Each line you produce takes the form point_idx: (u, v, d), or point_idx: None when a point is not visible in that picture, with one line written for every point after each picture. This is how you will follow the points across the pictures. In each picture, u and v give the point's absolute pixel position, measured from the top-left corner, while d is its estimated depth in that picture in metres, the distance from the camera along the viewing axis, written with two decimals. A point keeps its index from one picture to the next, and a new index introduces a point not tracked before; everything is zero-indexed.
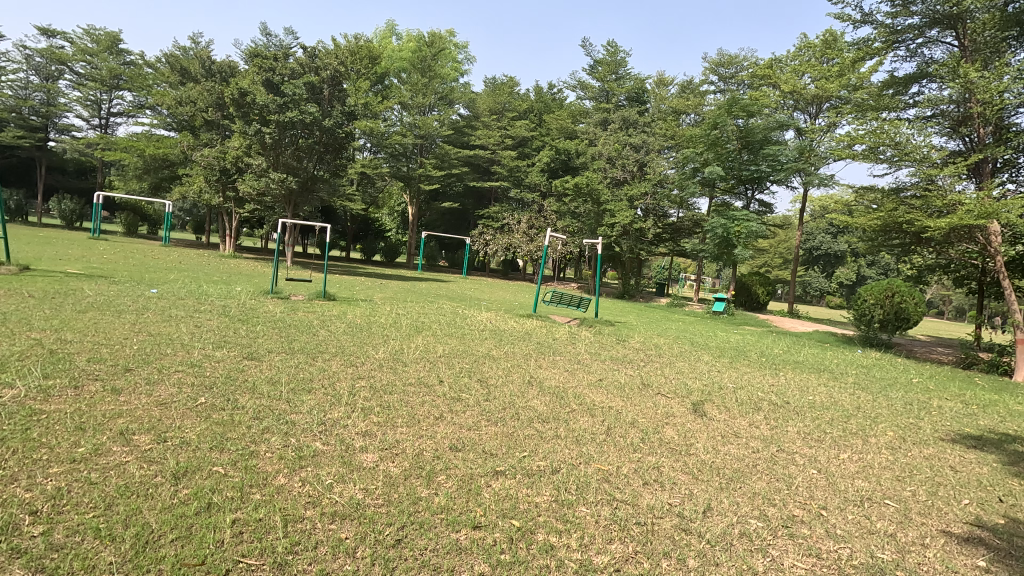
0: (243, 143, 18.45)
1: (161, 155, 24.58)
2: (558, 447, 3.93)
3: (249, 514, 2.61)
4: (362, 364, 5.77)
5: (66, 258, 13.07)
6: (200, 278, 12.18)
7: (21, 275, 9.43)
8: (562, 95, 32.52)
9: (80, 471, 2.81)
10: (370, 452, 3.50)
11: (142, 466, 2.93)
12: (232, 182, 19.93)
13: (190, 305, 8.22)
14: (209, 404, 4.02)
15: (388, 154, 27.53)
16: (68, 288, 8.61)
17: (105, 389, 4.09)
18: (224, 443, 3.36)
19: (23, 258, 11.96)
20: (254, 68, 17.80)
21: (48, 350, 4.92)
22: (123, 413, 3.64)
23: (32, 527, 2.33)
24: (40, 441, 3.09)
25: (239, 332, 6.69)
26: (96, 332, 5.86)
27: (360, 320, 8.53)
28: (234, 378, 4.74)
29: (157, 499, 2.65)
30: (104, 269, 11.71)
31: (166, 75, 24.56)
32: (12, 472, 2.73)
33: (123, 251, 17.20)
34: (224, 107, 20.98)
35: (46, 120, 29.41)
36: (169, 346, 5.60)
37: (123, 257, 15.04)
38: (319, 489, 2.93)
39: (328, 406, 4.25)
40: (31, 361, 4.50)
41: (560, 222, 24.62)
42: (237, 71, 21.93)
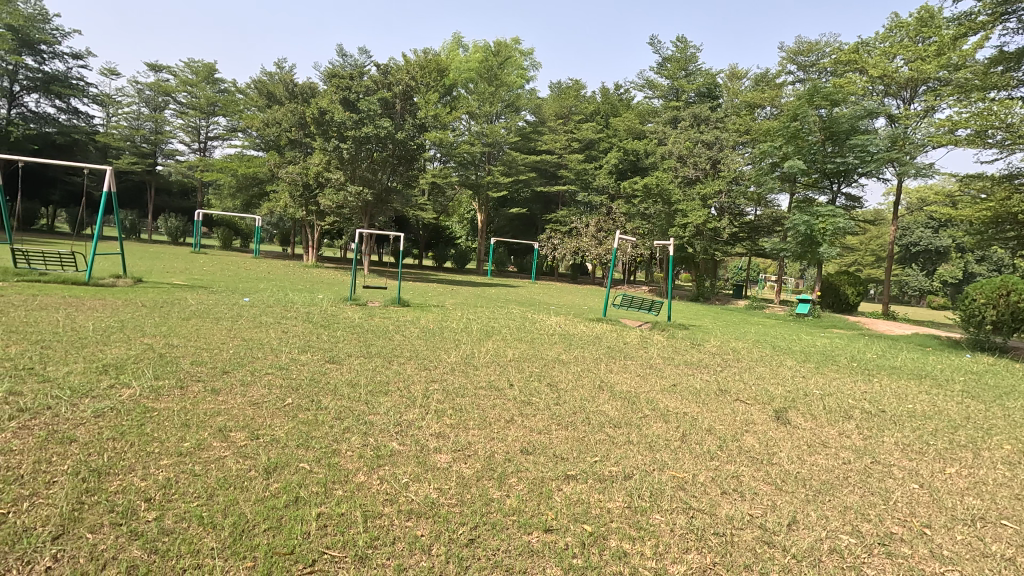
0: (323, 159, 19.50)
1: (251, 174, 26.50)
2: (630, 454, 3.84)
3: (333, 509, 2.75)
4: (435, 367, 5.94)
5: (172, 271, 14.37)
6: (287, 288, 12.93)
7: (135, 287, 10.45)
8: (629, 95, 31.96)
9: (186, 463, 3.08)
10: (444, 453, 3.59)
11: (238, 461, 3.18)
12: (313, 198, 21.10)
13: (278, 313, 8.80)
14: (296, 405, 4.28)
15: (457, 163, 28.31)
16: (174, 298, 9.48)
17: (205, 390, 4.46)
18: (309, 441, 3.56)
19: (137, 272, 13.30)
20: (332, 88, 18.83)
21: (159, 354, 5.44)
22: (221, 412, 3.97)
23: (146, 512, 2.57)
24: (153, 436, 3.42)
25: (322, 338, 7.08)
26: (198, 337, 6.41)
27: (433, 326, 8.79)
28: (318, 380, 5.02)
29: (251, 491, 2.85)
30: (204, 281, 12.74)
31: (254, 99, 26.54)
32: (130, 463, 3.04)
33: (219, 264, 18.68)
34: (306, 126, 22.36)
35: (155, 147, 32.40)
36: (262, 350, 6.03)
37: (220, 269, 16.35)
38: (396, 487, 3.05)
39: (403, 408, 4.42)
40: (146, 363, 5.02)
41: (630, 224, 24.19)
42: (317, 91, 23.38)
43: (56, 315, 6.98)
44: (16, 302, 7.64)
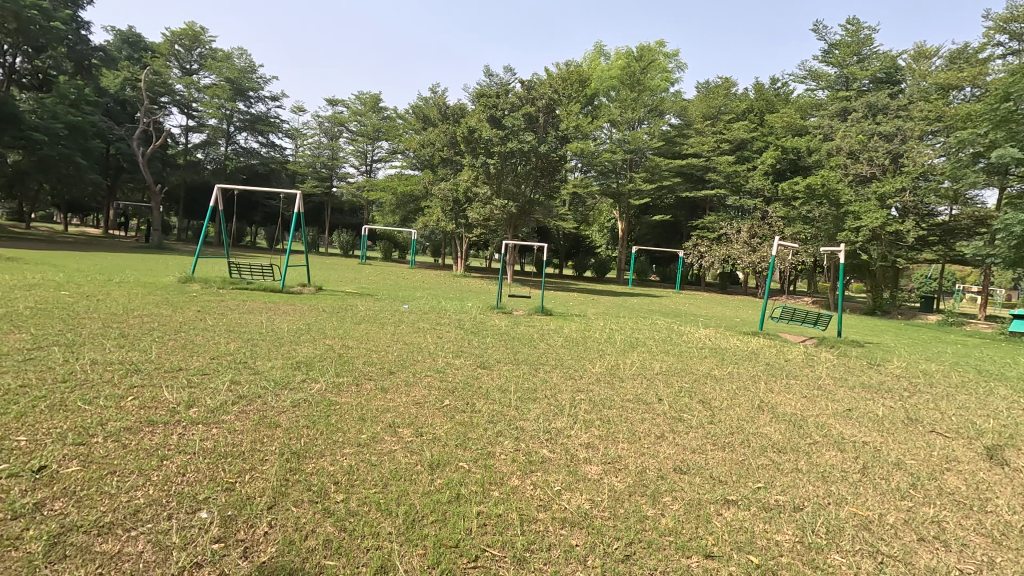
0: (471, 175, 20.65)
1: (409, 192, 29.06)
2: (799, 483, 3.49)
3: (491, 509, 2.89)
4: (581, 377, 5.97)
5: (345, 281, 16.25)
6: (440, 296, 13.89)
7: (318, 294, 12.01)
8: (788, 88, 29.30)
9: (364, 453, 3.46)
10: (594, 464, 3.59)
11: (407, 454, 3.49)
12: (462, 212, 22.46)
13: (433, 319, 9.51)
14: (453, 406, 4.59)
15: (598, 171, 28.51)
16: (348, 304, 10.73)
17: (376, 388, 4.97)
18: (467, 442, 3.79)
19: (319, 281, 15.28)
20: (480, 107, 19.95)
21: (339, 354, 6.20)
22: (391, 409, 4.39)
23: (336, 493, 2.92)
24: (338, 426, 3.90)
25: (473, 344, 7.50)
26: (368, 340, 7.18)
27: (576, 335, 8.82)
28: (471, 385, 5.32)
29: (419, 484, 3.11)
30: (371, 289, 14.22)
31: (413, 123, 29.06)
32: (321, 448, 3.49)
33: (382, 274, 20.69)
34: (456, 145, 23.96)
35: (331, 171, 36.99)
36: (421, 354, 6.57)
37: (383, 278, 18.13)
38: (549, 494, 3.11)
39: (551, 416, 4.50)
40: (329, 362, 5.76)
41: (789, 229, 22.09)
42: (466, 112, 24.94)
43: (260, 318, 8.30)
44: (232, 306, 9.23)
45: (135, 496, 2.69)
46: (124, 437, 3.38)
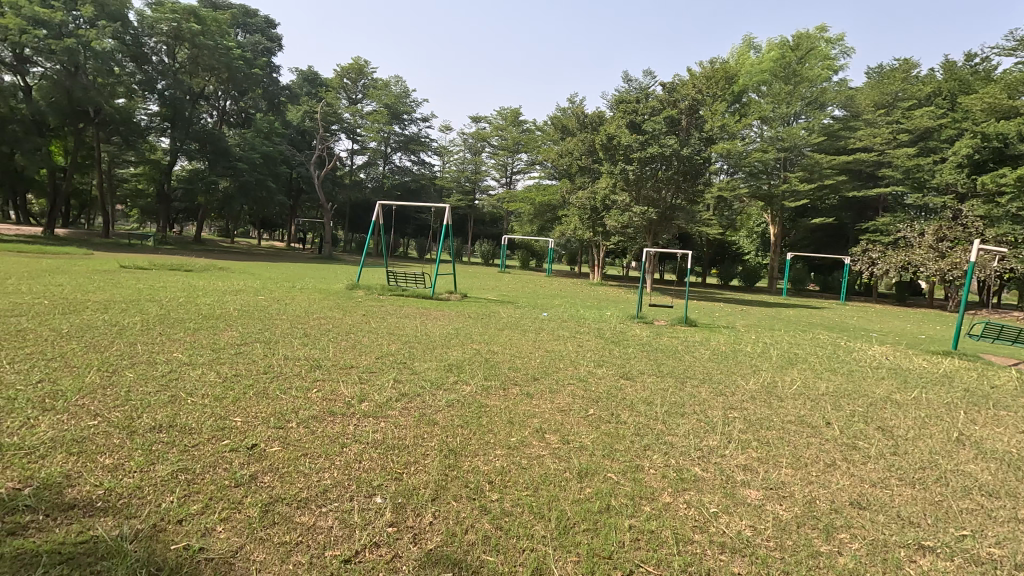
0: (609, 182, 20.44)
1: (546, 202, 29.63)
2: (1022, 537, 2.89)
3: (643, 524, 2.82)
4: (733, 394, 5.57)
5: (488, 288, 17.00)
6: (578, 304, 13.94)
7: (463, 301, 12.74)
8: (990, 64, 24.73)
9: (514, 456, 3.58)
10: (754, 488, 3.33)
11: (555, 461, 3.55)
12: (600, 220, 22.32)
13: (572, 327, 9.57)
14: (598, 416, 4.57)
15: (747, 173, 26.33)
16: (491, 311, 11.23)
17: (522, 393, 5.13)
18: (614, 453, 3.75)
19: (464, 289, 16.17)
20: (620, 114, 19.73)
21: (485, 358, 6.51)
22: (536, 414, 4.50)
23: (491, 493, 3.06)
24: (488, 428, 4.09)
25: (614, 353, 7.41)
26: (512, 346, 7.44)
27: (725, 348, 8.28)
28: (614, 395, 5.25)
29: (568, 491, 3.15)
30: (512, 297, 14.71)
31: (551, 134, 29.58)
32: (475, 448, 3.68)
33: (521, 282, 21.29)
34: (594, 153, 23.94)
35: (474, 185, 38.99)
36: (563, 361, 6.63)
37: (522, 287, 18.66)
38: (704, 516, 2.95)
39: (703, 433, 4.27)
40: (477, 366, 6.05)
41: (992, 231, 18.57)
42: (605, 119, 24.82)
43: (415, 322, 9.03)
44: (391, 311, 10.17)
45: (323, 477, 3.08)
46: (311, 424, 3.88)
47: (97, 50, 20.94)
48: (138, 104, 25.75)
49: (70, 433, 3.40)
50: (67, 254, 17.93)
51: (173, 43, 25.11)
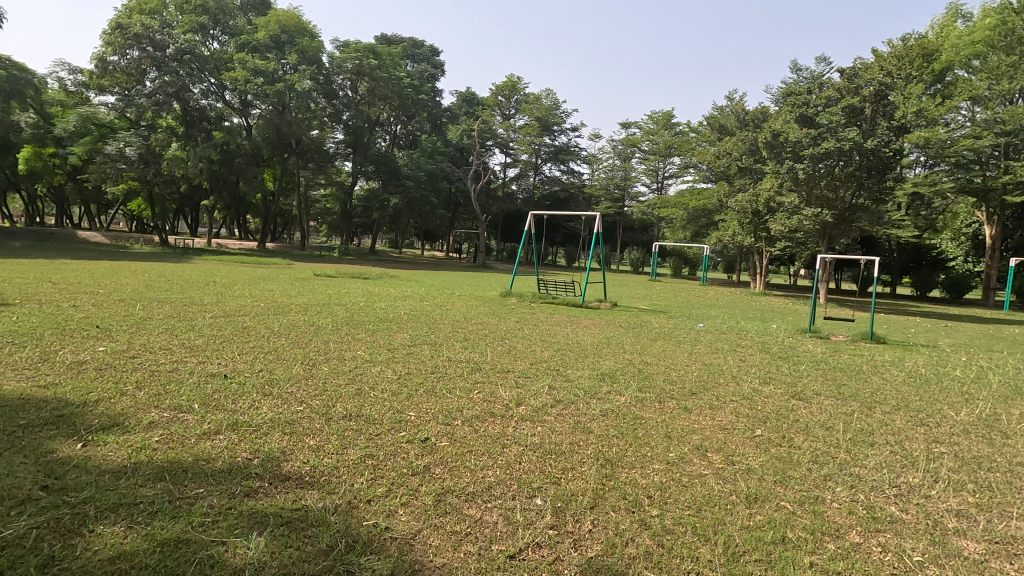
0: (775, 183, 18.73)
1: (701, 206, 28.06)
2: None
3: (827, 564, 2.53)
4: (938, 425, 4.74)
5: (638, 297, 16.58)
6: (738, 316, 12.94)
7: (613, 310, 12.58)
8: None
9: (674, 472, 3.45)
10: (972, 540, 2.80)
11: (719, 482, 3.34)
12: (763, 224, 20.57)
13: (733, 340, 8.91)
14: (767, 438, 4.20)
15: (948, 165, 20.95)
16: (642, 320, 10.93)
17: (679, 407, 4.90)
18: (788, 480, 3.42)
19: (613, 297, 15.96)
20: (787, 107, 18.06)
21: (638, 369, 6.34)
22: (696, 431, 4.28)
23: (651, 509, 2.97)
24: (645, 441, 3.99)
25: (783, 370, 6.75)
26: (666, 358, 7.16)
27: (925, 371, 7.06)
28: (785, 416, 4.78)
29: (736, 516, 2.94)
30: (663, 306, 14.17)
31: (707, 135, 28.02)
32: (632, 461, 3.61)
33: (674, 291, 20.40)
34: (757, 152, 22.17)
35: (624, 192, 38.28)
36: (723, 376, 6.21)
37: (675, 296, 17.88)
38: (906, 564, 2.56)
39: (899, 467, 3.70)
40: (630, 376, 5.93)
41: None
42: (769, 114, 22.89)
43: (566, 330, 9.14)
44: (543, 318, 10.41)
45: (487, 474, 3.26)
46: (474, 423, 4.14)
47: (299, 90, 24.75)
48: (329, 134, 29.85)
49: (283, 415, 4.04)
50: (275, 264, 21.31)
51: (356, 79, 28.66)
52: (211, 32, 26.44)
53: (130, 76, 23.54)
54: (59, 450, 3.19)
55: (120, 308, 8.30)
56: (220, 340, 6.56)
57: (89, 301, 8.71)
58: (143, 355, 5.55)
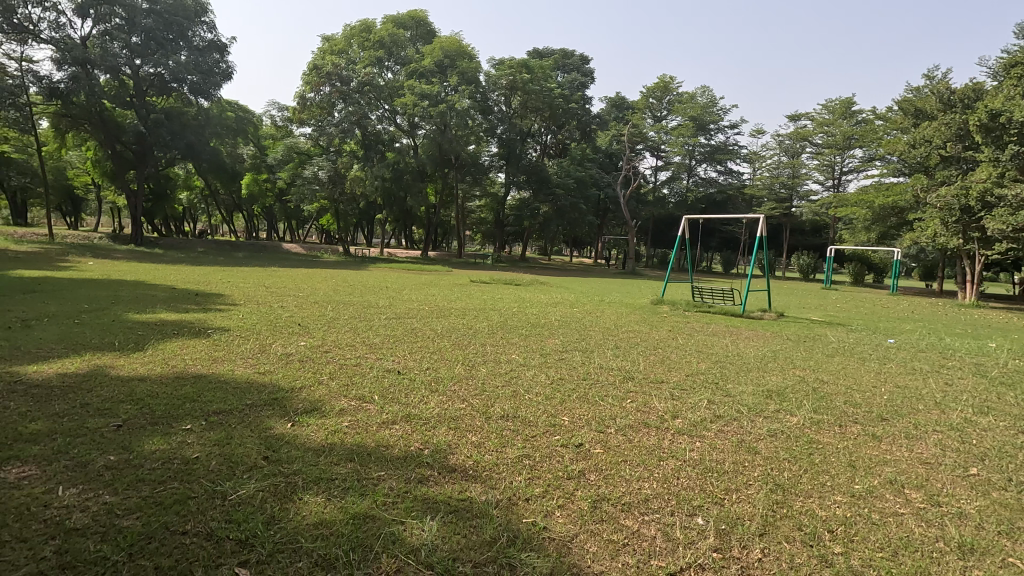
0: (992, 173, 15.59)
1: (890, 204, 24.32)
2: None
3: None
4: None
5: (809, 307, 14.90)
6: (942, 331, 10.95)
7: (779, 321, 11.47)
8: None
9: (860, 506, 3.06)
10: None
11: (919, 524, 2.88)
12: (977, 222, 17.45)
13: (934, 360, 7.58)
14: (985, 478, 3.51)
15: None
16: (816, 333, 9.80)
17: (866, 434, 4.31)
18: (1017, 532, 2.82)
19: (779, 307, 14.53)
20: (1011, 81, 15.10)
21: (812, 387, 5.69)
22: (888, 461, 3.74)
23: (832, 544, 2.67)
24: (823, 467, 3.59)
25: (1005, 399, 5.56)
26: (846, 377, 6.33)
27: None
28: (1011, 455, 3.94)
29: (944, 565, 2.52)
30: (842, 318, 12.55)
31: (897, 121, 24.29)
32: (806, 488, 3.27)
33: (854, 300, 17.97)
34: (967, 137, 18.92)
35: (791, 191, 34.19)
36: (922, 402, 5.30)
37: (856, 306, 15.73)
38: None
39: None
40: (802, 395, 5.35)
41: None
42: (984, 91, 19.33)
43: (725, 341, 8.55)
44: (698, 328, 9.86)
45: (643, 486, 3.19)
46: (628, 432, 4.08)
47: (459, 109, 26.61)
48: (484, 148, 31.60)
49: (449, 411, 4.37)
50: (436, 271, 23.09)
51: (510, 94, 30.01)
52: (386, 64, 29.60)
53: (323, 109, 27.34)
54: (275, 427, 3.83)
55: (314, 309, 9.64)
56: (393, 340, 7.29)
57: (291, 303, 10.25)
58: (333, 350, 6.39)
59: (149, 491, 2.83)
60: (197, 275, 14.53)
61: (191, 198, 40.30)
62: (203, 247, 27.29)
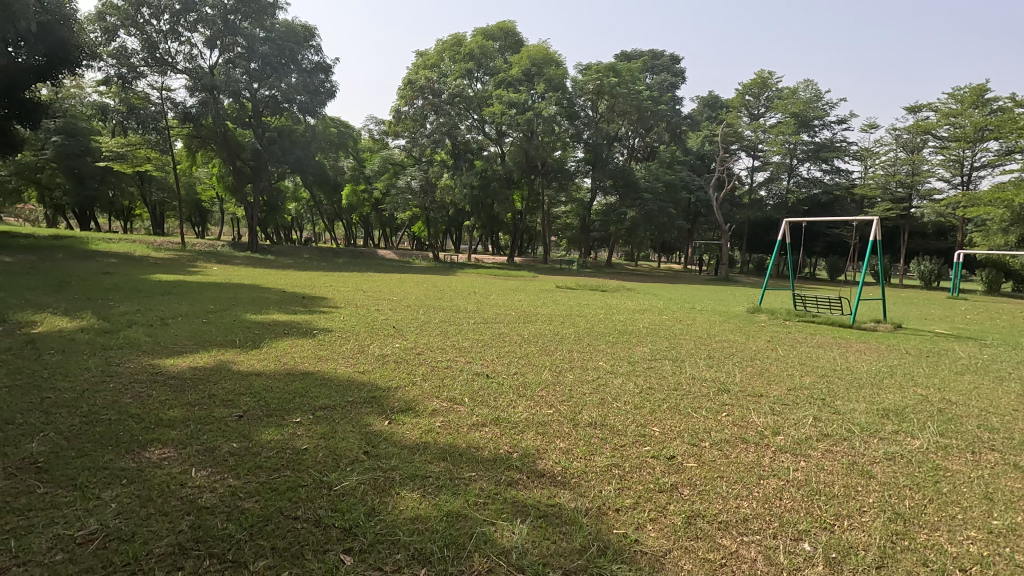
0: None
1: None
2: None
3: None
4: None
5: (932, 318, 13.42)
6: None
7: (897, 333, 10.42)
8: None
9: (998, 544, 2.70)
10: None
11: None
12: None
13: None
14: None
15: None
16: (941, 347, 8.80)
17: (1005, 464, 3.80)
18: None
19: (896, 317, 13.21)
20: None
21: (938, 408, 5.11)
22: None
23: None
24: (953, 498, 3.21)
25: None
26: (980, 397, 5.61)
27: None
28: None
29: None
30: (974, 332, 11.18)
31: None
32: (933, 520, 2.93)
33: (989, 311, 15.95)
34: None
35: (910, 190, 30.55)
36: None
37: (991, 318, 13.95)
38: None
39: None
40: (926, 416, 4.81)
41: None
42: None
43: (832, 353, 7.92)
44: (800, 339, 9.21)
45: (742, 505, 3.03)
46: (725, 448, 3.89)
47: (545, 116, 26.82)
48: (570, 154, 31.55)
49: (537, 417, 4.40)
50: (522, 277, 23.34)
51: (597, 98, 29.80)
52: (476, 75, 30.44)
53: (415, 122, 28.63)
54: (374, 424, 4.05)
55: (407, 313, 10.11)
56: (481, 343, 7.47)
57: (386, 306, 10.80)
58: (425, 353, 6.66)
59: (266, 477, 3.10)
60: (303, 279, 15.76)
61: (299, 208, 43.76)
62: (308, 253, 29.53)
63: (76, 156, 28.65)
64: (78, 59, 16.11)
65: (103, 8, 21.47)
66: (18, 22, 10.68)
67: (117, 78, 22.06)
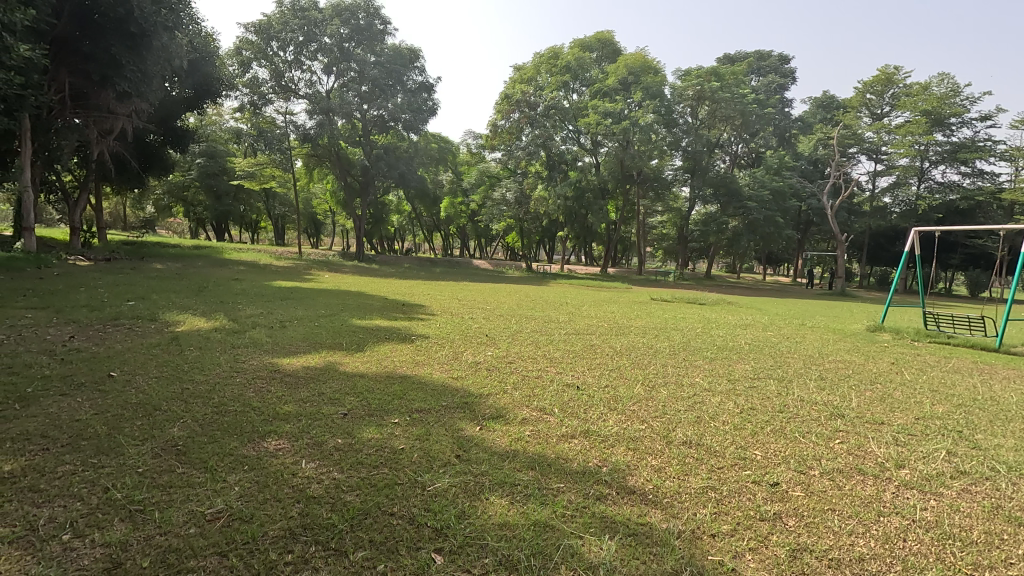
0: None
1: None
2: None
3: None
4: None
5: None
6: None
7: None
8: None
9: None
10: None
11: None
12: None
13: None
14: None
15: None
16: None
17: None
18: None
19: None
20: None
21: None
22: None
23: None
24: None
25: None
26: None
27: None
28: None
29: None
30: None
31: None
32: None
33: None
34: None
35: None
36: None
37: None
38: None
39: None
40: None
41: None
42: None
43: (972, 380, 6.96)
44: (932, 362, 8.21)
45: (857, 543, 2.75)
46: (839, 478, 3.55)
47: (642, 124, 26.11)
48: (668, 163, 30.53)
49: (628, 431, 4.29)
50: (615, 288, 22.90)
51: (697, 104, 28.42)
52: (572, 86, 30.50)
53: (511, 135, 29.04)
54: (466, 429, 4.17)
55: (500, 322, 10.29)
56: (573, 355, 7.40)
57: (480, 315, 11.08)
58: (517, 361, 6.75)
59: (366, 473, 3.30)
60: (405, 287, 16.64)
61: (401, 220, 46.10)
62: (409, 263, 31.05)
63: (215, 175, 32.33)
64: (219, 91, 18.28)
65: (240, 44, 24.17)
66: (172, 62, 12.29)
67: (250, 105, 24.71)
